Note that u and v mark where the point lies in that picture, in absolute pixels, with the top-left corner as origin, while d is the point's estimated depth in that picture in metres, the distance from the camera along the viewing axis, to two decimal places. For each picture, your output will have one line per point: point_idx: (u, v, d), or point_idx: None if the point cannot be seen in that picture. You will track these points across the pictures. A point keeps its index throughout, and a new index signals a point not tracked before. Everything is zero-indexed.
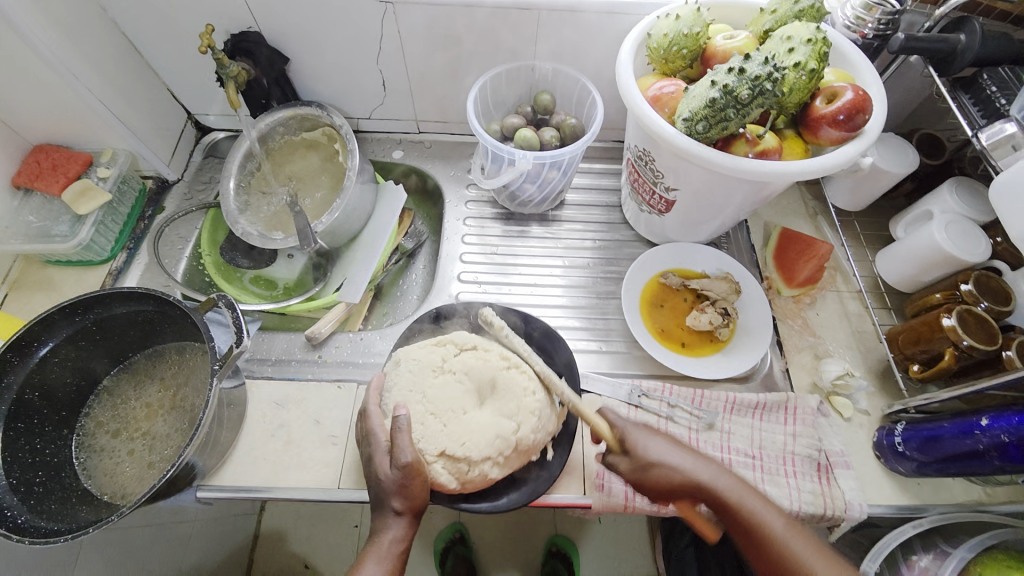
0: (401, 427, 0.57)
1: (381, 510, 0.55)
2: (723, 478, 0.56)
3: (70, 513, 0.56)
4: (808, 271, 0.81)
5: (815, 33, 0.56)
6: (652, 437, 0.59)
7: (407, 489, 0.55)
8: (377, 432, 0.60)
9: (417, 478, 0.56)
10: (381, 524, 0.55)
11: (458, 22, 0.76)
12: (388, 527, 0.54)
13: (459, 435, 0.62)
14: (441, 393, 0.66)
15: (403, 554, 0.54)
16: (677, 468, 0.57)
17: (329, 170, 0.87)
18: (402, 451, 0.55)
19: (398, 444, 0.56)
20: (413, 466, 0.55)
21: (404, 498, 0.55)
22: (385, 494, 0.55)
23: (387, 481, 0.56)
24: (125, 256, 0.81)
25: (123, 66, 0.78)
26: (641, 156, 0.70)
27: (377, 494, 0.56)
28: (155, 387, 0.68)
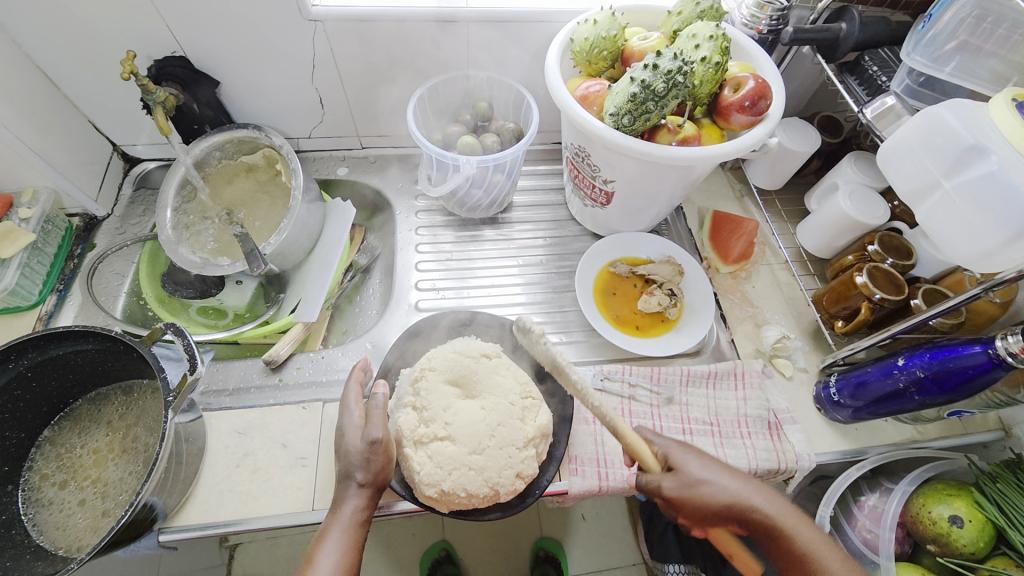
0: (377, 406, 0.59)
1: (344, 482, 0.56)
2: (776, 504, 0.57)
3: (22, 569, 0.53)
4: (741, 247, 0.88)
5: (716, 30, 0.62)
6: (720, 474, 0.59)
7: (372, 462, 0.56)
8: (353, 408, 0.62)
9: (384, 454, 0.57)
10: (344, 494, 0.55)
11: (391, 37, 0.78)
12: (350, 498, 0.55)
13: (506, 451, 0.63)
14: (466, 442, 0.63)
15: (365, 522, 0.55)
16: (726, 491, 0.57)
17: (272, 190, 0.86)
18: (374, 427, 0.57)
19: (372, 421, 0.58)
20: (381, 442, 0.57)
21: (368, 471, 0.56)
22: (351, 465, 0.56)
23: (354, 452, 0.57)
24: (56, 299, 0.77)
25: (40, 100, 0.74)
26: (578, 153, 0.75)
27: (344, 465, 0.57)
28: (103, 432, 0.64)
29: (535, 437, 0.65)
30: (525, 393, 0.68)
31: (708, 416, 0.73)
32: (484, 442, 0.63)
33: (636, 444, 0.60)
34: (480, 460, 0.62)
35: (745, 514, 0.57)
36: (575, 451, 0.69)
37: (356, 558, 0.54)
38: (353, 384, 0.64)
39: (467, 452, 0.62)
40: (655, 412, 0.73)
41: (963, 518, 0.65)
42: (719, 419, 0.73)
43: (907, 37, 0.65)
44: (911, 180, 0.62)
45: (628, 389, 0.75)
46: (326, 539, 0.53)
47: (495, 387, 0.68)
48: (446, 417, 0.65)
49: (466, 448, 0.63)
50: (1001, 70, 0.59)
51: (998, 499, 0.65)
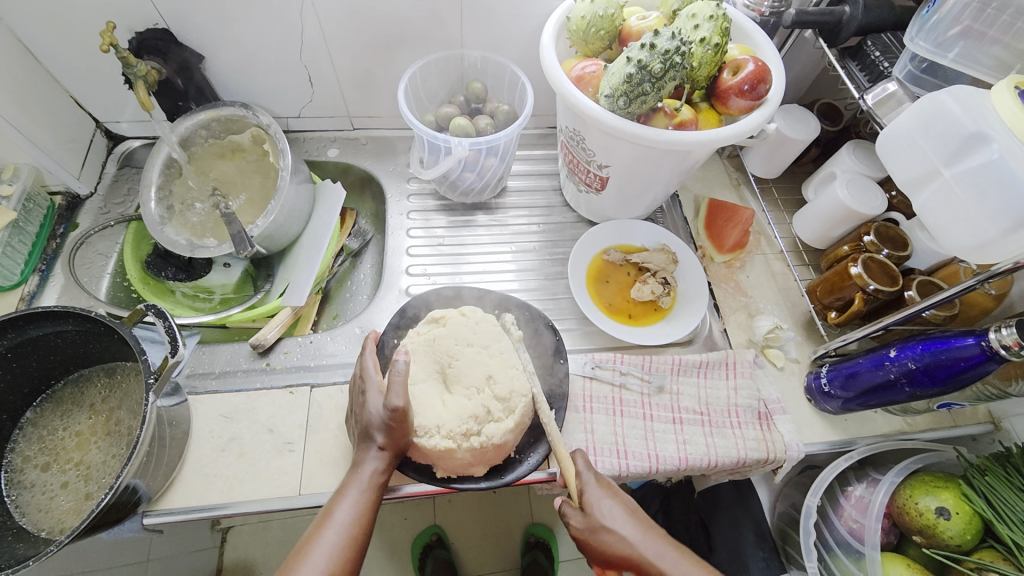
0: (398, 376, 0.56)
1: (365, 443, 0.56)
2: (682, 568, 0.54)
3: (4, 550, 0.52)
4: (735, 237, 0.87)
5: (716, 9, 0.60)
6: (614, 505, 0.56)
7: (393, 429, 0.56)
8: (373, 374, 0.60)
9: (404, 422, 0.56)
10: (362, 457, 0.56)
11: (383, 15, 0.75)
12: (369, 460, 0.56)
13: (481, 327, 0.69)
14: (481, 366, 0.66)
15: (381, 487, 0.56)
16: (626, 540, 0.54)
17: (259, 170, 0.84)
18: (395, 396, 0.55)
19: (392, 390, 0.56)
20: (402, 411, 0.55)
21: (388, 435, 0.56)
22: (371, 428, 0.56)
23: (374, 418, 0.57)
24: (38, 279, 0.75)
25: (16, 73, 0.72)
26: (573, 136, 0.73)
27: (363, 427, 0.57)
28: (86, 415, 0.63)
29: (467, 311, 0.70)
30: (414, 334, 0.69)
31: (699, 405, 0.73)
32: (480, 353, 0.67)
33: (564, 465, 0.59)
34: (497, 349, 0.68)
35: (641, 568, 0.54)
36: (564, 439, 0.69)
37: (369, 521, 0.54)
38: (367, 353, 0.63)
39: (508, 365, 0.66)
40: (646, 401, 0.73)
41: (950, 510, 0.65)
42: (710, 408, 0.73)
43: (913, 21, 0.63)
44: (909, 169, 0.61)
45: (619, 378, 0.74)
46: (344, 497, 0.54)
47: (417, 362, 0.67)
48: (470, 390, 0.65)
49: (484, 368, 0.66)
50: (1004, 57, 0.57)
51: (986, 492, 0.65)
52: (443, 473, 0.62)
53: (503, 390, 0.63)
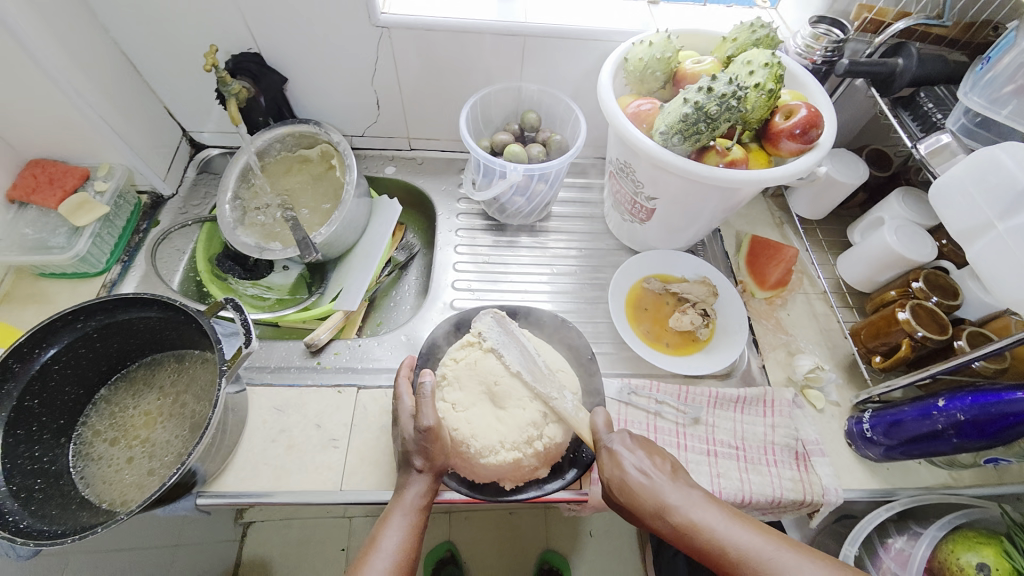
0: (425, 394, 0.58)
1: (405, 468, 0.59)
2: (699, 507, 0.52)
3: (69, 516, 0.56)
4: (779, 273, 0.87)
5: (772, 57, 0.63)
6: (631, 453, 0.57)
7: (428, 449, 0.58)
8: (405, 398, 0.63)
9: (436, 441, 0.58)
10: (405, 481, 0.59)
11: (451, 47, 0.81)
12: (411, 484, 0.59)
13: (517, 342, 0.70)
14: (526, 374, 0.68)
15: (425, 510, 0.58)
16: (654, 508, 0.53)
17: (324, 183, 0.90)
18: (425, 416, 0.57)
19: (421, 410, 0.58)
20: (433, 431, 0.57)
21: (424, 457, 0.59)
22: (409, 452, 0.59)
23: (410, 440, 0.59)
24: (120, 269, 0.82)
25: (123, 85, 0.80)
26: (622, 168, 0.76)
27: (402, 452, 0.60)
28: (155, 396, 0.68)
29: (501, 330, 0.71)
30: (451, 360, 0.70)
31: (735, 440, 0.73)
32: (522, 365, 0.69)
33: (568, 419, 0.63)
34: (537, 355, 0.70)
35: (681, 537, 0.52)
36: (598, 462, 0.70)
37: (416, 543, 0.56)
38: (401, 378, 0.66)
39: (554, 369, 0.70)
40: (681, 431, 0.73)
41: (990, 566, 0.63)
42: (746, 444, 0.72)
43: (967, 77, 0.65)
44: (960, 218, 0.61)
45: (655, 405, 0.75)
46: (388, 522, 0.56)
47: (462, 389, 0.68)
48: (520, 402, 0.66)
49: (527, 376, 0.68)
50: None
51: None
52: (510, 484, 0.64)
53: (542, 392, 0.66)
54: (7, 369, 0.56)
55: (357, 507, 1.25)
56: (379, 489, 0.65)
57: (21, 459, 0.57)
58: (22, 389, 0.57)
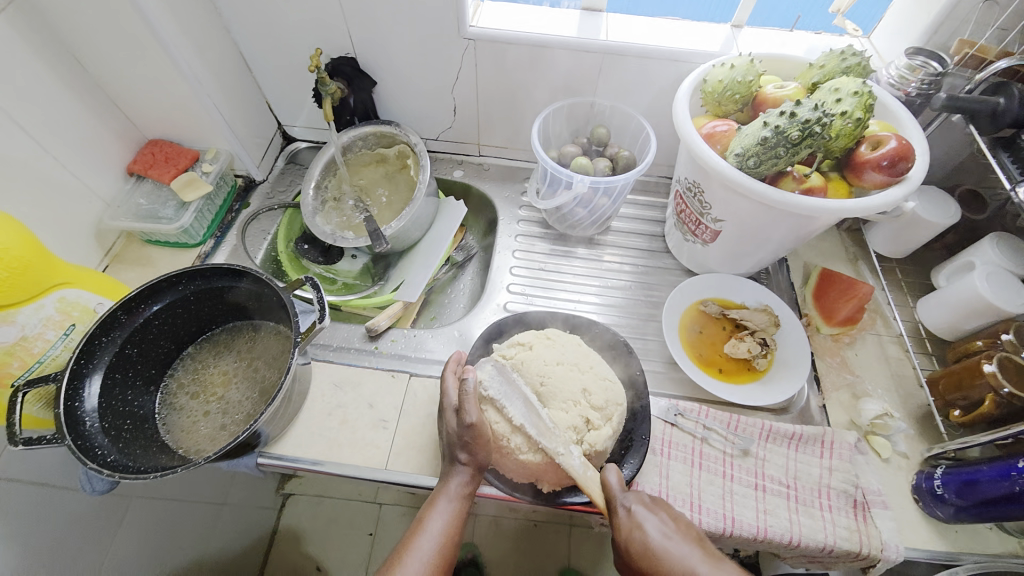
0: (468, 391, 0.61)
1: (450, 459, 0.62)
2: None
3: (150, 457, 0.62)
4: (849, 310, 0.82)
5: (862, 86, 0.61)
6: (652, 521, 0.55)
7: (471, 445, 0.61)
8: (451, 394, 0.65)
9: (478, 438, 0.60)
10: (450, 471, 0.62)
11: (532, 61, 0.85)
12: (455, 474, 0.61)
13: (569, 348, 0.72)
14: (574, 381, 0.69)
15: (468, 499, 0.61)
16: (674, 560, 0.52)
17: (398, 181, 0.96)
18: (468, 412, 0.60)
19: (464, 406, 0.60)
20: (476, 427, 0.60)
21: (469, 452, 0.61)
22: (454, 446, 0.62)
23: (454, 435, 0.62)
24: (213, 243, 0.91)
25: (236, 80, 0.90)
26: (690, 187, 0.76)
27: (448, 445, 0.63)
28: (233, 358, 0.74)
29: (546, 335, 0.74)
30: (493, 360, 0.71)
31: (786, 478, 0.69)
32: (573, 370, 0.70)
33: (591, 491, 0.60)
34: (587, 365, 0.71)
35: None
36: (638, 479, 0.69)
37: (459, 530, 0.59)
38: (449, 372, 0.68)
39: (601, 378, 0.70)
40: (728, 461, 0.71)
41: None
42: (798, 483, 0.69)
43: None
44: None
45: (701, 430, 0.73)
46: (434, 507, 0.59)
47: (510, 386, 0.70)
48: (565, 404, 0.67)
49: (575, 384, 0.68)
50: None
51: None
52: (549, 487, 0.65)
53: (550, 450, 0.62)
54: (116, 320, 0.63)
55: (387, 495, 1.29)
56: (421, 474, 0.68)
57: (116, 400, 0.63)
58: (126, 337, 0.65)
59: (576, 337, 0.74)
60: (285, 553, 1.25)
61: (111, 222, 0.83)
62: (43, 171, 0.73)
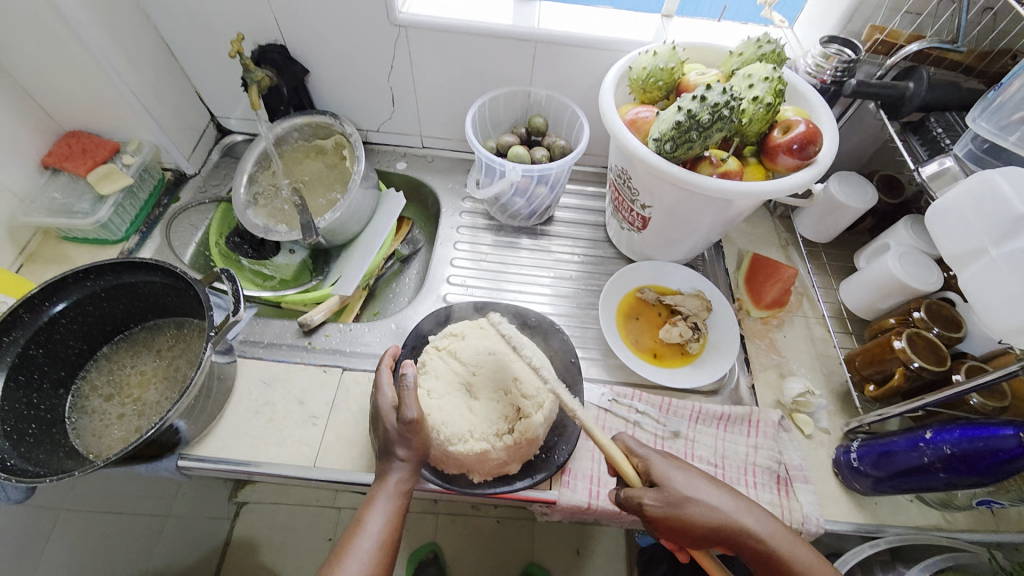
0: (409, 387, 0.58)
1: (386, 456, 0.59)
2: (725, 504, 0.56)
3: (52, 463, 0.59)
4: (775, 293, 0.86)
5: (772, 72, 0.63)
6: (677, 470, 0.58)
7: (410, 439, 0.59)
8: (386, 389, 0.63)
9: (419, 433, 0.58)
10: (386, 469, 0.59)
11: (466, 50, 0.84)
12: (393, 471, 0.58)
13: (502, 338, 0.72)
14: (505, 369, 0.69)
15: (407, 495, 0.58)
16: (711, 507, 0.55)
17: (334, 173, 0.94)
18: (408, 409, 0.58)
19: (404, 402, 0.58)
20: (416, 422, 0.58)
21: (408, 447, 0.59)
22: (391, 442, 0.59)
23: (391, 431, 0.59)
24: (138, 239, 0.87)
25: (159, 67, 0.86)
26: (620, 175, 0.76)
27: (383, 442, 0.60)
28: (152, 358, 0.71)
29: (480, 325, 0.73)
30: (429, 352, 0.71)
31: (714, 457, 0.71)
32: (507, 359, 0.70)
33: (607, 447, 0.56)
34: (519, 352, 0.71)
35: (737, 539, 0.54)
36: (571, 464, 0.69)
37: (398, 527, 0.57)
38: (383, 368, 0.66)
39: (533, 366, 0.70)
40: (659, 443, 0.72)
41: None
42: (725, 462, 0.71)
43: (979, 103, 0.63)
44: (956, 242, 0.59)
45: (634, 415, 0.74)
46: (372, 505, 0.56)
47: (438, 376, 0.69)
48: (496, 393, 0.68)
49: (507, 371, 0.69)
50: None
51: None
52: (479, 477, 0.64)
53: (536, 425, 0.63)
54: (16, 318, 0.60)
55: (346, 497, 1.27)
56: (351, 469, 0.67)
57: (19, 404, 0.60)
58: (29, 338, 0.61)
59: (510, 326, 0.74)
60: (240, 561, 1.21)
61: (22, 218, 0.79)
62: None
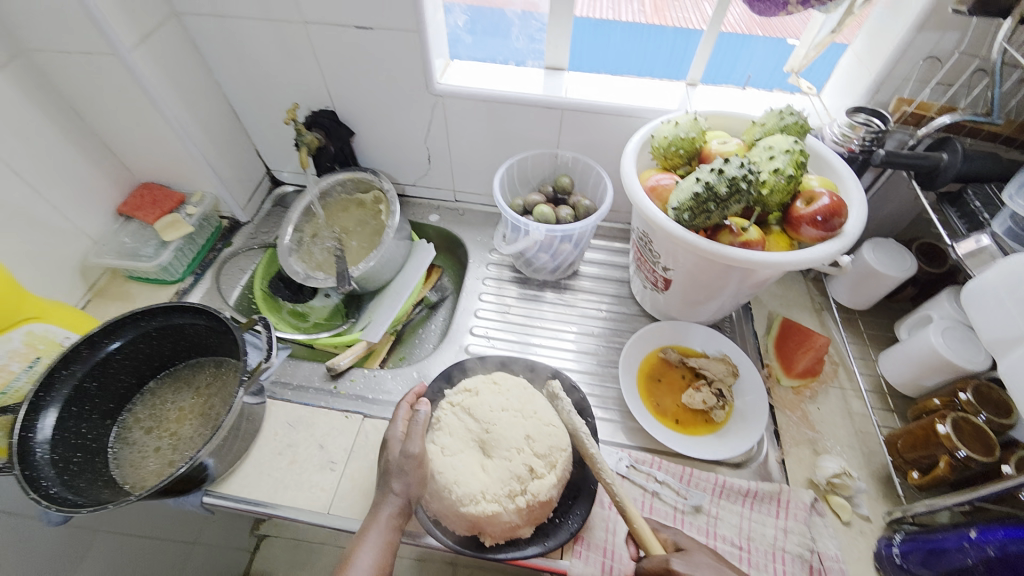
0: (418, 422, 0.63)
1: (383, 488, 0.60)
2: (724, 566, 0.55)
3: (92, 492, 0.62)
4: (808, 362, 0.83)
5: (793, 145, 0.64)
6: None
7: (409, 472, 0.60)
8: (399, 423, 0.66)
9: (418, 464, 0.60)
10: (380, 501, 0.59)
11: (498, 116, 0.90)
12: (386, 504, 0.58)
13: (513, 393, 0.72)
14: (518, 427, 0.69)
15: (399, 529, 0.58)
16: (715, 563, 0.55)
17: (371, 224, 1.00)
18: (413, 441, 0.61)
19: (411, 436, 0.62)
20: (419, 454, 0.60)
21: (404, 481, 0.60)
22: (389, 473, 0.60)
23: (393, 462, 0.61)
24: (192, 280, 0.95)
25: (225, 129, 0.96)
26: (642, 238, 0.78)
27: (383, 474, 0.61)
28: (191, 394, 0.76)
29: (492, 380, 0.74)
30: (443, 408, 0.72)
31: (738, 537, 0.67)
32: (519, 417, 0.70)
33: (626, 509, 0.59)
34: (532, 410, 0.71)
35: None
36: (585, 533, 0.67)
37: (388, 562, 0.56)
38: (402, 403, 0.69)
39: (545, 424, 0.69)
40: (678, 517, 0.69)
41: None
42: (751, 544, 0.67)
43: (1018, 179, 0.61)
44: (996, 327, 0.56)
45: (653, 484, 0.72)
46: (364, 540, 0.56)
47: (452, 434, 0.70)
48: (508, 452, 0.67)
49: (519, 427, 0.69)
50: None
51: None
52: (491, 540, 0.63)
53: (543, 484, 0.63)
54: (76, 354, 0.66)
55: None
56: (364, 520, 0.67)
57: (70, 433, 0.65)
58: (85, 371, 0.67)
59: (520, 380, 0.75)
60: None
61: (95, 259, 0.88)
62: (35, 214, 0.78)
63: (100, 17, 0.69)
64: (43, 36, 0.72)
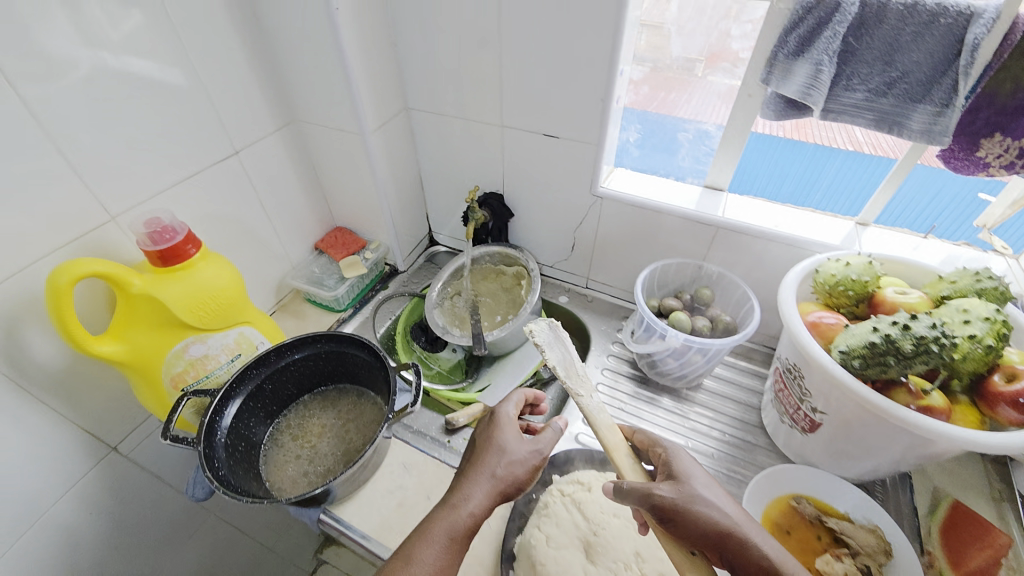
0: (559, 430, 0.64)
1: (474, 473, 0.58)
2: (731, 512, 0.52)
3: (246, 481, 0.72)
4: (982, 561, 0.69)
5: (995, 313, 0.58)
6: (697, 467, 0.58)
7: (529, 478, 0.60)
8: (512, 407, 0.67)
9: (534, 473, 0.61)
10: (468, 492, 0.57)
11: (650, 223, 0.95)
12: (473, 492, 0.57)
13: None
14: (629, 541, 0.67)
15: (472, 528, 0.55)
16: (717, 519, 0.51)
17: (508, 295, 1.08)
18: (546, 441, 0.63)
19: (546, 434, 0.63)
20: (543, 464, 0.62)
21: (509, 474, 0.59)
22: (499, 459, 0.60)
23: (496, 448, 0.60)
24: (351, 312, 1.10)
25: (411, 195, 1.14)
26: (790, 370, 0.74)
27: (474, 460, 0.61)
28: (334, 415, 0.86)
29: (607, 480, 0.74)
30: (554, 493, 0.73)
31: None
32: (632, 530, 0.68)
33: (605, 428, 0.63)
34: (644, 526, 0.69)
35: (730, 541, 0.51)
36: None
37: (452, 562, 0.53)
38: (521, 392, 0.70)
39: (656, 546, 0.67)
40: None
41: None
42: None
43: None
44: None
45: None
46: (440, 527, 0.54)
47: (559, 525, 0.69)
48: (614, 564, 0.65)
49: (630, 541, 0.67)
50: None
51: None
52: None
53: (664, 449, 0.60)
54: (266, 358, 0.79)
55: None
56: None
57: (243, 424, 0.77)
58: (266, 374, 0.80)
59: None
60: None
61: (289, 281, 1.07)
62: (265, 239, 0.99)
63: (360, 109, 0.88)
64: (313, 113, 0.93)
